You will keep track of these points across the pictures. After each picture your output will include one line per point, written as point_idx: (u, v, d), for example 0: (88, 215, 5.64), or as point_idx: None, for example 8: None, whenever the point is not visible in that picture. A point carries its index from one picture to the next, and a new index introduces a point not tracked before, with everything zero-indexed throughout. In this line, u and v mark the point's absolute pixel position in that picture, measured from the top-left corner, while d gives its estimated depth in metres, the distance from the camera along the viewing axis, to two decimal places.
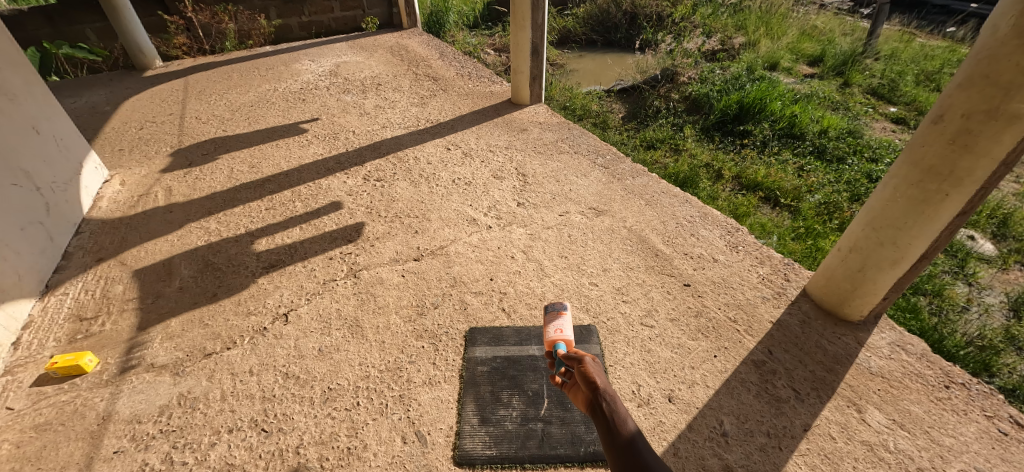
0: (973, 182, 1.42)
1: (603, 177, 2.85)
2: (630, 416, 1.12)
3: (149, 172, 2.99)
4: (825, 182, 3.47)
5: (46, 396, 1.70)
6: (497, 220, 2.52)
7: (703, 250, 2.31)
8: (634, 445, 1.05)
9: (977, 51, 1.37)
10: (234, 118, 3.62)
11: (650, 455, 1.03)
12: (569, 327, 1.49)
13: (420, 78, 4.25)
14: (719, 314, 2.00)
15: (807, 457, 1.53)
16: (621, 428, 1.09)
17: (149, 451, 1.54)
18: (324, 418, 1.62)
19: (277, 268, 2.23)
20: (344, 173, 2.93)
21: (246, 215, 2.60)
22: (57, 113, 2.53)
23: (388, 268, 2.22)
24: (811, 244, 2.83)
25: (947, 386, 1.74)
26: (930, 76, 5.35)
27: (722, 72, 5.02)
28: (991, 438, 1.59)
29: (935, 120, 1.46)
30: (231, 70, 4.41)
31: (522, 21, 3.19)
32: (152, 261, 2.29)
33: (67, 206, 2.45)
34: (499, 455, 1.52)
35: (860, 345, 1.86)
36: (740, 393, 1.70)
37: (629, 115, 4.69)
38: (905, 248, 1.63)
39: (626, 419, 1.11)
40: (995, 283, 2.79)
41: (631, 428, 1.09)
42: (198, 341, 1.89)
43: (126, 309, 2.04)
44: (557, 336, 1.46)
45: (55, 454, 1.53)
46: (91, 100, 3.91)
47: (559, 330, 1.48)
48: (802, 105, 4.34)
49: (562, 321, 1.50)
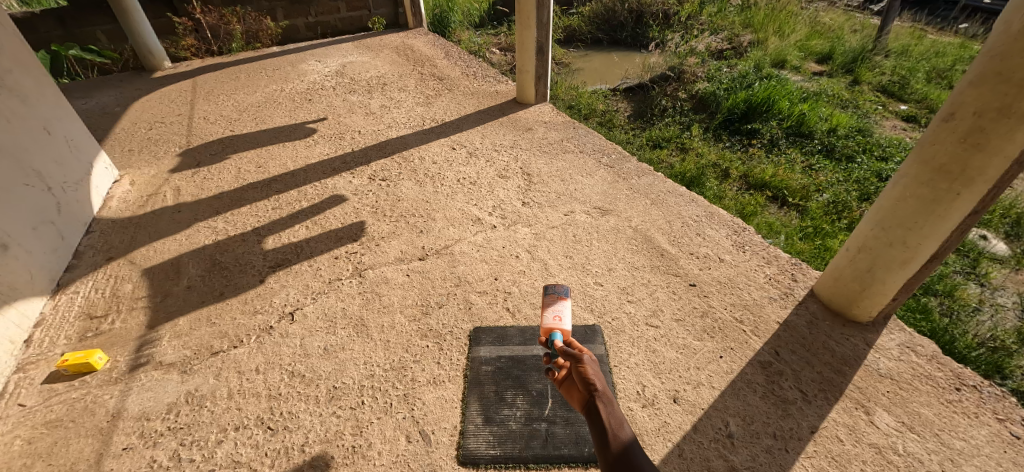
0: (984, 181, 1.40)
1: (608, 176, 2.84)
2: (625, 421, 1.09)
3: (158, 173, 3.02)
4: (834, 181, 3.43)
5: (57, 393, 1.72)
6: (502, 219, 2.52)
7: (710, 250, 2.30)
8: (629, 450, 1.03)
9: (990, 47, 1.34)
10: (242, 118, 3.65)
11: (643, 459, 1.00)
12: (568, 316, 1.48)
13: (426, 77, 4.26)
14: (725, 314, 1.98)
15: (814, 459, 1.51)
16: (614, 434, 1.07)
17: (158, 448, 1.56)
18: (330, 417, 1.63)
19: (283, 267, 2.25)
20: (349, 173, 2.95)
21: (253, 214, 2.62)
22: (68, 115, 2.56)
23: (394, 268, 2.23)
24: (820, 243, 2.81)
25: (958, 388, 1.71)
26: (942, 74, 5.29)
27: (730, 70, 4.99)
28: (1003, 441, 1.56)
29: (946, 117, 1.44)
30: (239, 71, 4.45)
31: (527, 20, 3.17)
32: (161, 260, 2.32)
33: (77, 206, 2.48)
34: (503, 455, 1.52)
35: (869, 347, 1.84)
36: (747, 394, 1.69)
37: (636, 114, 4.65)
38: (915, 248, 1.61)
39: (622, 423, 1.09)
40: (1008, 284, 2.75)
41: (626, 434, 1.06)
42: (206, 339, 1.91)
43: (136, 308, 2.06)
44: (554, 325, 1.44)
45: (66, 451, 1.55)
46: (101, 101, 3.95)
47: (557, 318, 1.47)
48: (811, 103, 4.31)
49: (561, 309, 1.50)
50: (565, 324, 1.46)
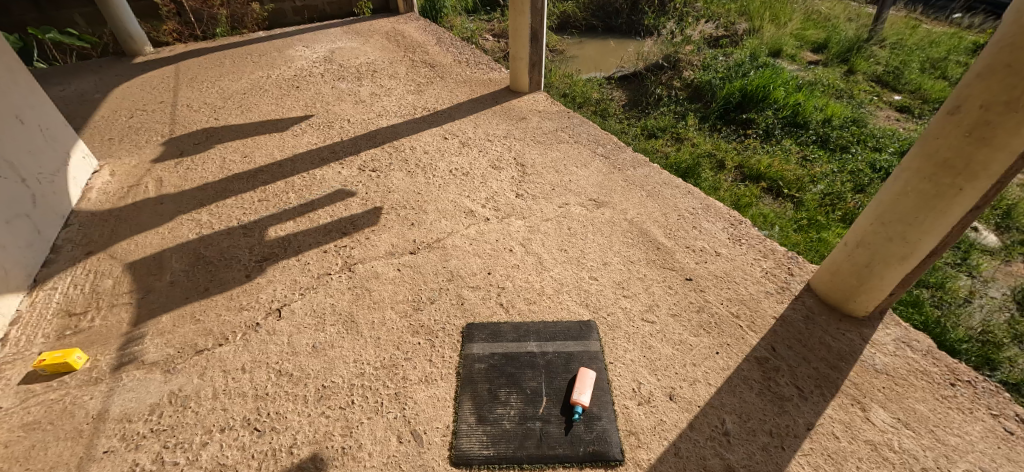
0: (988, 176, 1.37)
1: (604, 167, 2.79)
2: None
3: (140, 163, 2.92)
4: (829, 172, 3.41)
5: (34, 395, 1.66)
6: (495, 212, 2.47)
7: (706, 243, 2.27)
8: None
9: (999, 38, 1.30)
10: (226, 105, 3.54)
11: None
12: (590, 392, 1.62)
13: (417, 64, 4.16)
14: (721, 309, 1.96)
15: (810, 457, 1.50)
16: None
17: (140, 451, 1.51)
18: (318, 417, 1.59)
19: (271, 262, 2.18)
20: (338, 163, 2.87)
21: (238, 206, 2.54)
22: (42, 103, 2.45)
23: (384, 262, 2.18)
24: (814, 235, 2.79)
25: (953, 384, 1.71)
26: (936, 64, 5.26)
27: (726, 58, 4.93)
28: (996, 437, 1.56)
29: (951, 110, 1.41)
30: (223, 56, 4.32)
31: (521, 7, 3.08)
32: (143, 254, 2.24)
33: (54, 198, 2.39)
34: (497, 455, 1.50)
35: (865, 342, 1.83)
36: (743, 391, 1.67)
37: (631, 102, 4.58)
38: (914, 244, 1.59)
39: None
40: (998, 276, 2.75)
41: None
42: (190, 337, 1.85)
43: (117, 304, 1.99)
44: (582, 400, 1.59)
45: (45, 455, 1.50)
46: (80, 87, 3.82)
47: (584, 392, 1.61)
48: (806, 93, 4.26)
49: (588, 384, 1.64)
50: (586, 397, 1.61)
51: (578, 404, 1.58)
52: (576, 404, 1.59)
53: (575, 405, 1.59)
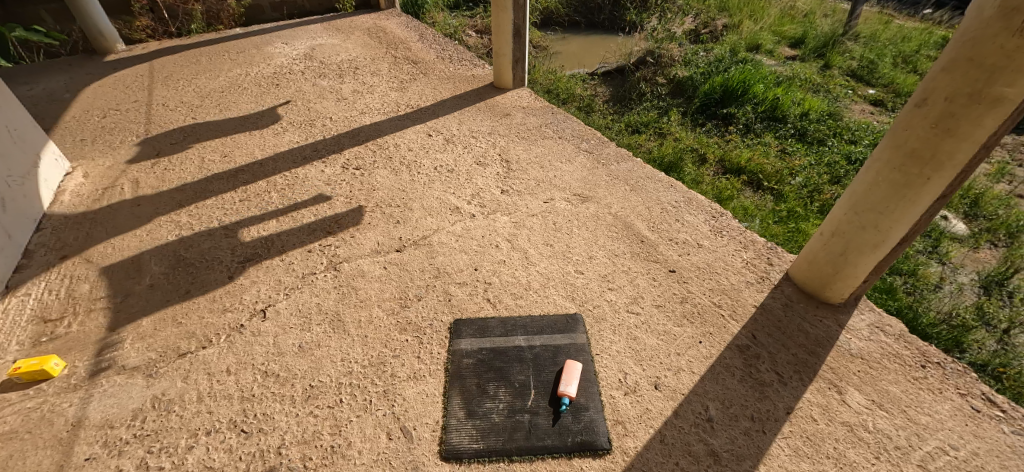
0: (953, 165, 1.42)
1: (588, 162, 2.82)
2: None
3: (114, 164, 2.85)
4: (807, 164, 3.49)
5: (10, 403, 1.62)
6: (481, 208, 2.48)
7: (688, 235, 2.31)
8: None
9: (962, 32, 1.35)
10: (204, 104, 3.47)
11: None
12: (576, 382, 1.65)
13: (399, 61, 4.12)
14: (704, 299, 2.00)
15: (790, 439, 1.55)
16: None
17: (123, 457, 1.49)
18: (307, 417, 1.59)
19: (254, 262, 2.16)
20: (321, 161, 2.85)
21: (219, 207, 2.50)
22: (9, 103, 2.37)
23: (370, 260, 2.17)
24: (793, 226, 2.86)
25: (924, 366, 1.78)
26: (907, 59, 5.42)
27: (706, 53, 5.00)
28: (965, 415, 1.63)
29: (919, 103, 1.46)
30: (200, 53, 4.22)
31: (503, 2, 3.07)
32: (120, 257, 2.19)
33: (25, 201, 2.32)
34: (487, 448, 1.51)
35: (841, 328, 1.89)
36: (725, 378, 1.72)
37: (614, 98, 4.62)
38: (886, 232, 1.65)
39: None
40: (966, 262, 2.87)
41: None
42: (172, 340, 1.82)
43: (95, 309, 1.95)
44: (569, 391, 1.62)
45: (23, 464, 1.47)
46: (49, 86, 3.70)
47: (570, 383, 1.64)
48: (784, 87, 4.35)
49: (574, 375, 1.66)
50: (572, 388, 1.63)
51: (564, 395, 1.60)
52: (563, 396, 1.61)
53: (562, 397, 1.61)
